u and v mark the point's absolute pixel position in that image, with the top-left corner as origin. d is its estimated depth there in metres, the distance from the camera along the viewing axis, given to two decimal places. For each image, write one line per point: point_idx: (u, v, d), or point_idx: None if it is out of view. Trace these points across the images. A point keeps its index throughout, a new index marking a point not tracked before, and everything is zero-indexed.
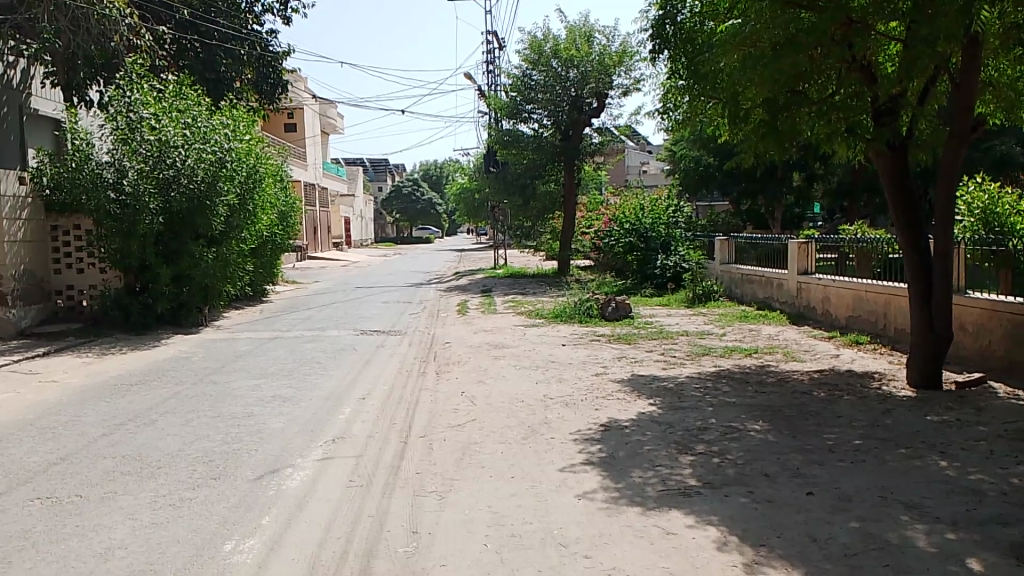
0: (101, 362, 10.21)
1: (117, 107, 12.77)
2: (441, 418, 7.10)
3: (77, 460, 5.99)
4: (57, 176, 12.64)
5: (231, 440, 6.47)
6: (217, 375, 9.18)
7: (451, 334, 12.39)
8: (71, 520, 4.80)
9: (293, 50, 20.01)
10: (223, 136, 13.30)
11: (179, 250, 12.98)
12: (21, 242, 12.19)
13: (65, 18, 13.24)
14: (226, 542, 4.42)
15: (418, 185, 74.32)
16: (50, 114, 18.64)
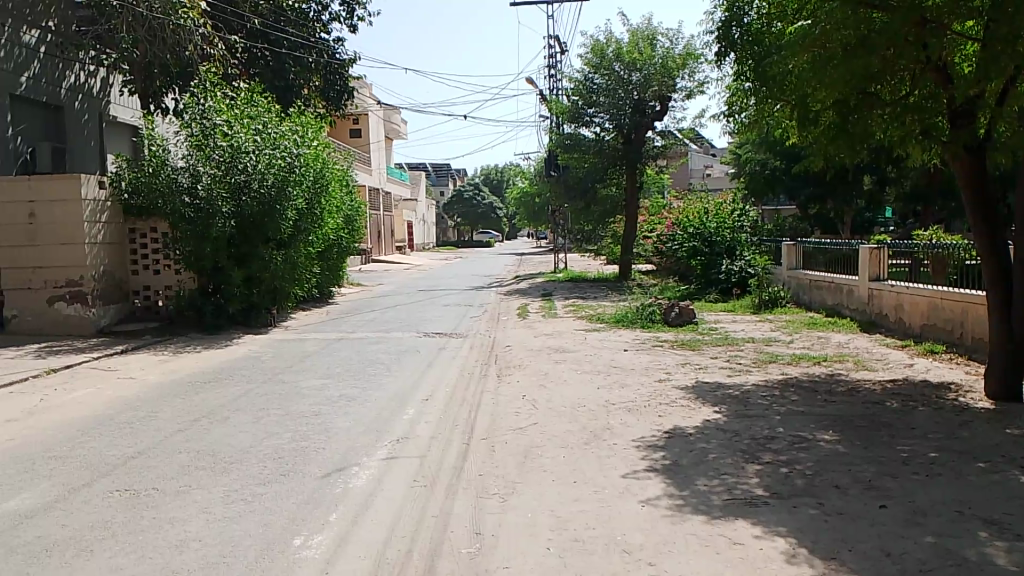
0: (176, 360, 10.57)
1: (191, 114, 13.24)
2: (504, 422, 7.13)
3: (154, 454, 6.21)
4: (135, 180, 13.16)
5: (299, 438, 6.62)
6: (285, 375, 9.41)
7: (512, 337, 12.43)
8: (149, 512, 4.98)
9: (359, 56, 20.38)
10: (292, 142, 13.64)
11: (250, 253, 13.38)
12: (102, 244, 12.68)
13: (142, 28, 13.78)
14: (295, 537, 4.53)
15: (480, 190, 74.82)
16: (128, 121, 19.50)
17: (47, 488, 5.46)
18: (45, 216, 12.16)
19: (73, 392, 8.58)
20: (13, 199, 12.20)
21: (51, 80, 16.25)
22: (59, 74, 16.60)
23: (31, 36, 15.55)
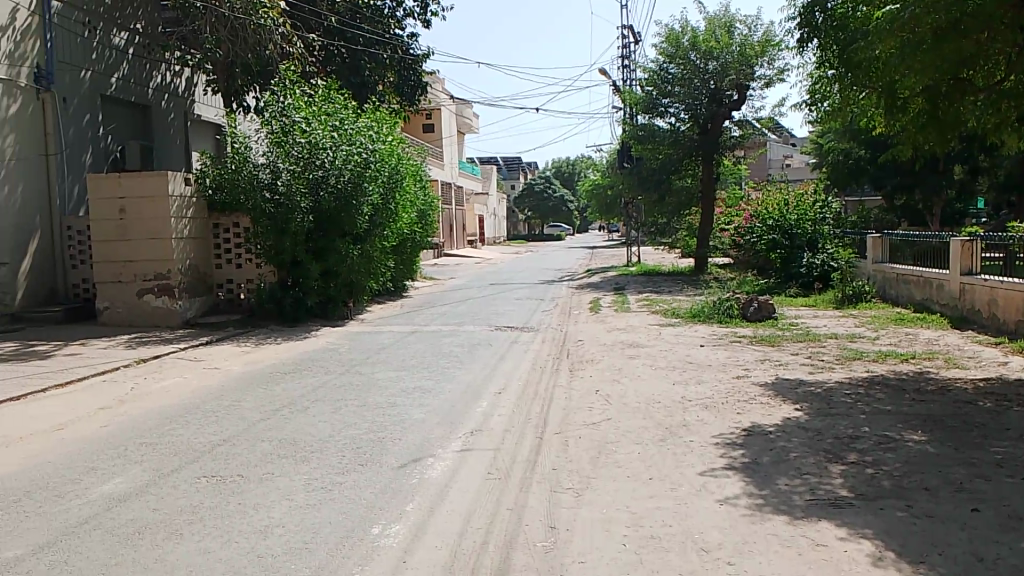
0: (257, 351, 10.89)
1: (271, 112, 13.60)
2: (577, 416, 7.10)
3: (237, 442, 6.41)
4: (219, 176, 13.61)
5: (376, 429, 6.74)
6: (361, 366, 9.58)
7: (585, 332, 12.36)
8: (234, 497, 5.15)
9: (433, 52, 20.55)
10: (368, 138, 13.90)
11: (328, 247, 13.66)
12: (188, 239, 13.16)
13: (225, 29, 14.22)
14: (373, 526, 4.60)
15: (551, 183, 74.70)
16: (212, 119, 20.18)
17: (138, 472, 5.70)
18: (135, 212, 12.70)
19: (162, 381, 8.94)
20: (106, 196, 12.78)
21: (140, 81, 16.94)
22: (147, 75, 17.29)
23: (121, 38, 16.23)
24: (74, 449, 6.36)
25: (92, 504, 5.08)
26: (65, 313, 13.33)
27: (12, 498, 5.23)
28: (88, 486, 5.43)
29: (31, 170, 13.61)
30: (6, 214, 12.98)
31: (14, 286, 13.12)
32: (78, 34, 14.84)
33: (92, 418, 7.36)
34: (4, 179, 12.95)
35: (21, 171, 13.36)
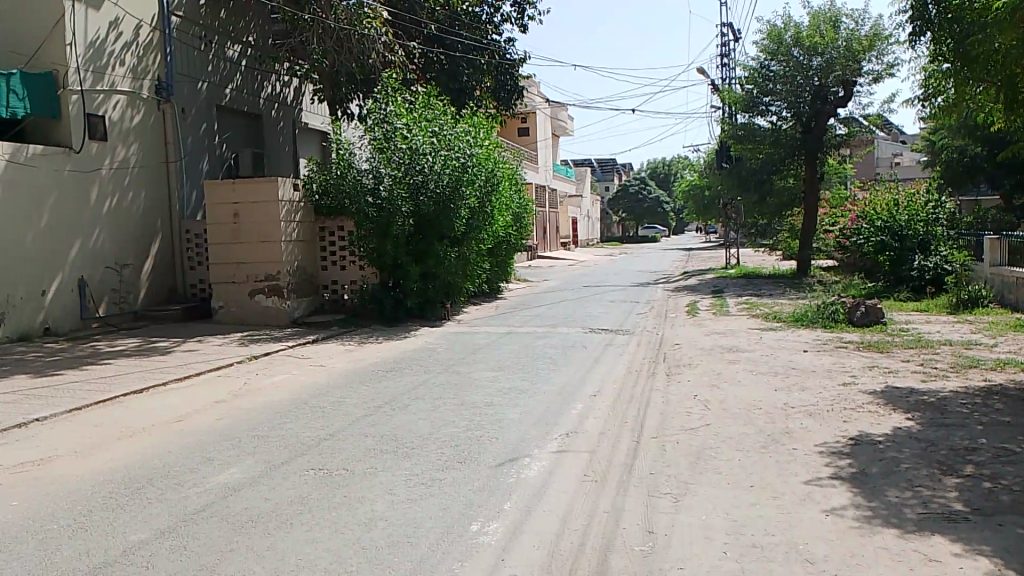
0: (359, 350, 11.27)
1: (375, 119, 14.07)
2: (675, 421, 7.03)
3: (342, 437, 6.67)
4: (325, 182, 14.25)
5: (473, 427, 6.87)
6: (458, 366, 9.77)
7: (683, 335, 12.20)
8: (340, 490, 5.36)
9: (530, 56, 20.73)
10: (466, 142, 14.14)
11: (426, 249, 13.96)
12: (296, 242, 13.73)
13: (330, 40, 14.83)
14: (472, 523, 4.71)
15: (647, 184, 73.88)
16: (317, 126, 21.01)
17: (252, 464, 6.01)
18: (247, 217, 13.37)
19: (272, 378, 9.38)
20: (221, 201, 13.52)
21: (251, 91, 17.79)
22: (258, 86, 18.14)
23: (235, 51, 17.11)
24: (193, 439, 6.77)
25: (210, 493, 5.40)
26: (182, 312, 14.14)
27: (139, 484, 5.61)
28: (207, 475, 5.76)
29: (153, 177, 14.50)
30: (130, 218, 13.88)
31: (137, 286, 14.01)
32: (196, 48, 15.76)
33: (208, 411, 7.80)
34: (130, 185, 13.86)
35: (144, 178, 14.26)
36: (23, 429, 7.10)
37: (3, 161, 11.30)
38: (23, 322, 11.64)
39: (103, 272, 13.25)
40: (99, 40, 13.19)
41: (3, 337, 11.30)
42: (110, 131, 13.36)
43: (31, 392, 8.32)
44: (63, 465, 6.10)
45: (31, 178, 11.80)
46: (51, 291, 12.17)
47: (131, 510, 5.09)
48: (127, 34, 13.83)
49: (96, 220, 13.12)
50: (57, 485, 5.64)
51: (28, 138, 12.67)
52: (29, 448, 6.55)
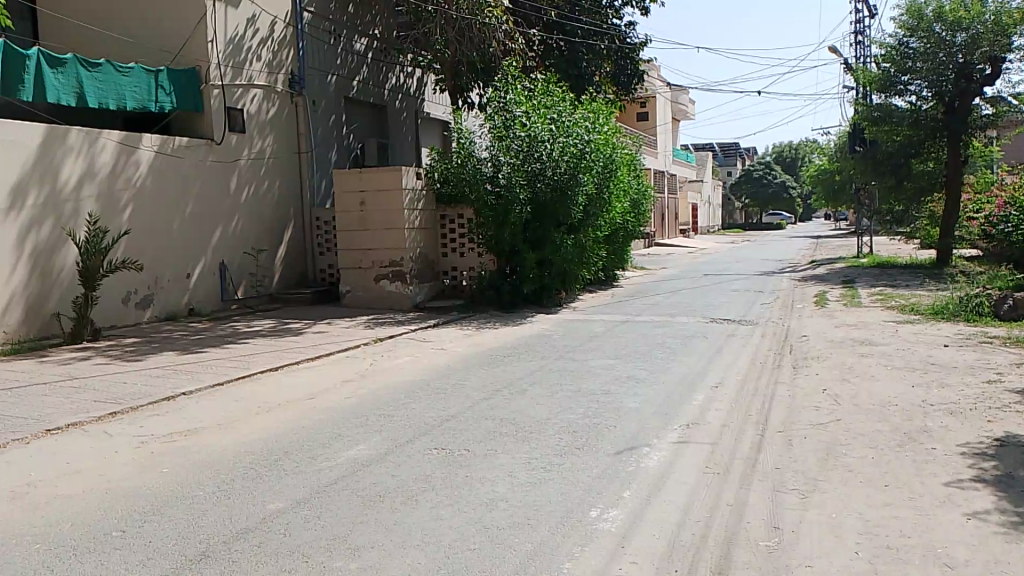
0: (478, 335, 11.49)
1: (495, 107, 14.24)
2: (803, 415, 6.81)
3: (464, 419, 6.84)
4: (445, 171, 14.49)
5: (591, 414, 6.89)
6: (576, 353, 9.82)
7: (810, 327, 11.75)
8: (462, 470, 5.51)
9: (651, 39, 20.34)
10: (584, 129, 14.07)
11: (544, 236, 14.03)
12: (418, 229, 14.12)
13: (453, 30, 15.15)
14: (592, 509, 4.73)
15: (771, 168, 71.22)
16: (439, 115, 21.47)
17: (378, 441, 6.26)
18: (373, 204, 13.87)
19: (396, 359, 9.73)
20: (349, 189, 14.08)
21: (377, 82, 18.38)
22: (383, 77, 18.72)
23: (361, 43, 17.71)
24: (324, 416, 7.12)
25: (341, 467, 5.67)
26: (313, 295, 14.83)
27: (276, 456, 5.96)
28: (337, 451, 6.05)
29: (286, 167, 15.24)
30: (266, 206, 14.67)
31: (271, 270, 14.81)
32: (326, 42, 16.42)
33: (337, 390, 8.17)
34: (265, 175, 14.63)
35: (278, 168, 15.02)
36: (172, 402, 7.67)
37: (152, 152, 12.20)
38: (170, 303, 12.55)
39: (241, 257, 14.08)
40: (237, 37, 13.96)
41: (153, 316, 12.22)
42: (247, 123, 14.15)
43: (178, 368, 8.97)
44: (207, 437, 6.55)
45: (177, 168, 12.67)
46: (195, 274, 13.05)
47: (269, 480, 5.41)
48: (263, 31, 14.58)
49: (236, 208, 13.94)
50: (205, 454, 6.07)
51: (175, 131, 13.58)
52: (178, 420, 7.08)
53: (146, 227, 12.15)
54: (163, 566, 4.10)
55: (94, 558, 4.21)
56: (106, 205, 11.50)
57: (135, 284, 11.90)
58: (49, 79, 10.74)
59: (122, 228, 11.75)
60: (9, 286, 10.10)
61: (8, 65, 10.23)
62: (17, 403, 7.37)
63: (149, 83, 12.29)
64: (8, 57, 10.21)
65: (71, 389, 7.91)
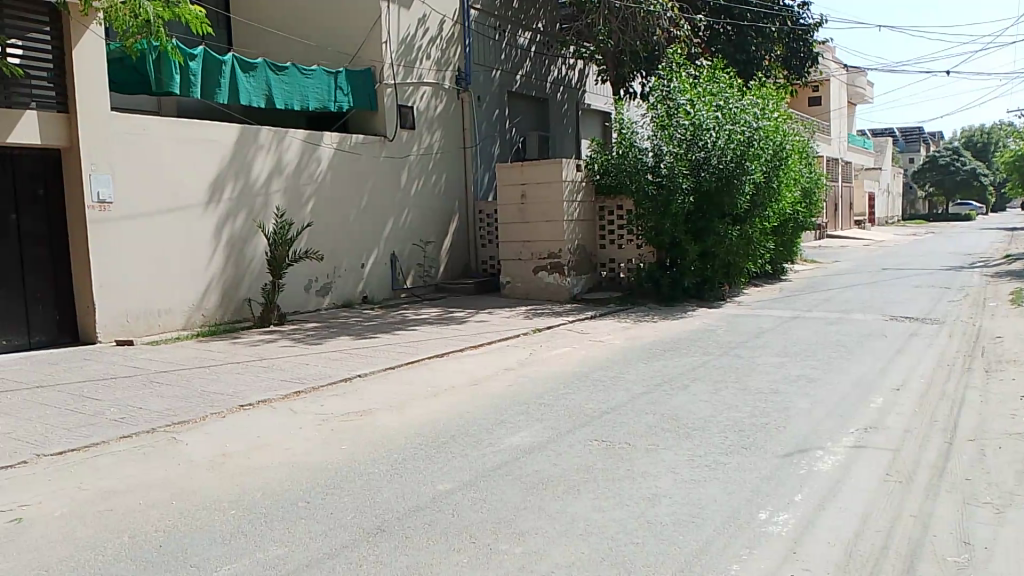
0: (637, 328, 11.37)
1: (659, 96, 14.02)
2: (998, 424, 6.21)
3: (623, 412, 6.79)
4: (605, 162, 14.51)
5: (759, 414, 6.63)
6: (741, 350, 9.48)
7: (1005, 327, 10.70)
8: (624, 463, 5.48)
9: (827, 19, 19.21)
10: (753, 115, 13.50)
11: (708, 227, 13.61)
12: (577, 221, 14.16)
13: (616, 20, 15.13)
14: (760, 511, 4.57)
15: (960, 154, 65.25)
16: (600, 107, 21.41)
17: (540, 430, 6.35)
18: (535, 196, 14.07)
19: (556, 350, 9.82)
20: (511, 182, 14.37)
21: (540, 76, 18.61)
22: (546, 70, 18.91)
23: (526, 38, 17.98)
24: (488, 402, 7.32)
25: (504, 453, 5.80)
26: (475, 286, 15.25)
27: (443, 439, 6.19)
28: (500, 437, 6.19)
29: (452, 161, 15.75)
30: (433, 199, 15.23)
31: (438, 261, 15.38)
32: (491, 38, 16.81)
33: (497, 378, 8.38)
34: (433, 169, 15.19)
35: (445, 162, 15.55)
36: (347, 383, 8.15)
37: (332, 149, 13.00)
38: (346, 291, 13.34)
39: (410, 248, 14.71)
40: (410, 37, 14.57)
41: (331, 303, 13.04)
42: (417, 119, 14.75)
43: (353, 351, 9.53)
44: (379, 418, 6.91)
45: (354, 164, 13.42)
46: (369, 263, 13.78)
47: (437, 461, 5.64)
48: (432, 30, 15.14)
49: (406, 202, 14.56)
50: (377, 434, 6.41)
51: (351, 129, 14.39)
52: (353, 401, 7.52)
53: (326, 220, 12.96)
54: (343, 536, 4.37)
55: (282, 525, 4.56)
56: (292, 199, 12.38)
57: (316, 273, 12.74)
58: (242, 83, 11.68)
59: (305, 220, 12.60)
60: (208, 273, 11.10)
61: (209, 70, 11.21)
62: (215, 380, 8.12)
63: (329, 83, 13.07)
64: (208, 64, 11.19)
65: (260, 368, 8.60)
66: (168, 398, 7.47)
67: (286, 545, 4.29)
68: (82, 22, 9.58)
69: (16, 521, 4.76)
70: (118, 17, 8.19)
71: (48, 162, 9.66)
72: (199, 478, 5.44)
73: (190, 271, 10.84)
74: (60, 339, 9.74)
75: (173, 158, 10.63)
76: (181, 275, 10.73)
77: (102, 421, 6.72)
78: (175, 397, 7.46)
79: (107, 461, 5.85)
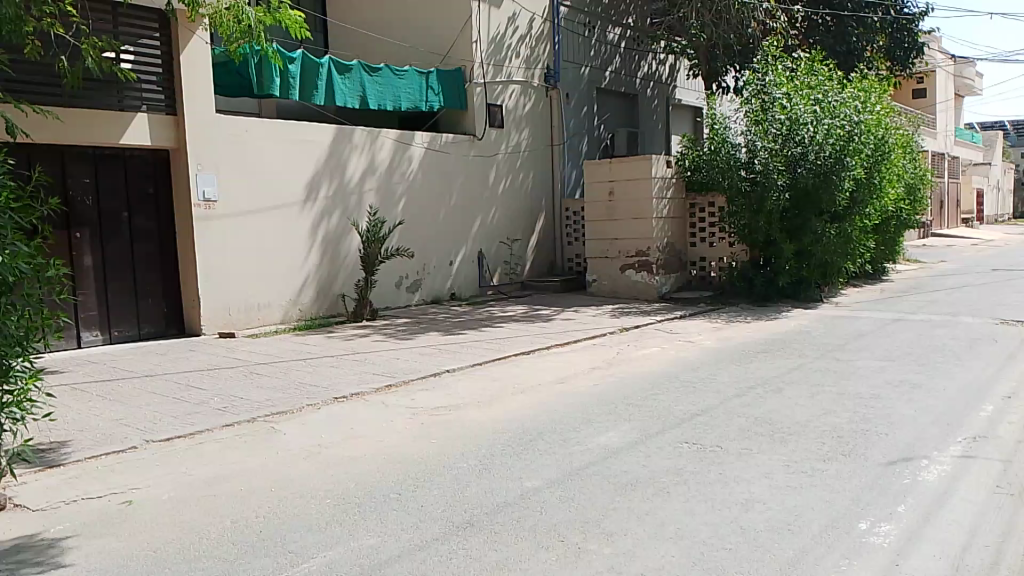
0: (729, 329, 11.10)
1: (753, 89, 13.66)
2: None
3: (715, 415, 6.64)
4: (697, 158, 14.28)
5: (859, 420, 6.37)
6: (839, 353, 9.13)
7: None
8: (716, 467, 5.36)
9: (934, 7, 18.29)
10: (853, 109, 13.00)
11: (804, 225, 13.18)
12: (666, 219, 13.95)
13: (709, 13, 14.70)
14: (860, 521, 4.39)
15: None
16: (691, 102, 21.03)
17: (629, 430, 6.28)
18: (623, 194, 13.94)
19: (644, 349, 9.70)
20: (599, 179, 14.28)
21: (629, 71, 18.44)
22: (635, 66, 18.72)
23: (616, 34, 17.83)
24: (575, 401, 7.29)
25: (592, 452, 5.76)
26: (562, 283, 15.22)
27: (531, 437, 6.21)
28: (588, 436, 6.16)
29: (540, 159, 15.77)
30: (521, 197, 15.30)
31: (524, 259, 15.43)
32: (581, 35, 16.75)
33: (584, 376, 8.34)
34: (521, 167, 15.26)
35: (533, 160, 15.58)
36: (436, 378, 8.27)
37: (423, 148, 13.21)
38: (436, 287, 13.55)
39: (497, 246, 14.82)
40: (500, 35, 14.65)
41: (421, 299, 13.27)
42: (506, 118, 14.82)
43: (442, 347, 9.65)
44: (467, 413, 6.98)
45: (444, 162, 13.60)
46: (457, 261, 13.95)
47: (525, 459, 5.65)
48: (522, 28, 15.17)
49: (493, 200, 14.67)
50: (467, 429, 6.48)
51: (442, 128, 14.59)
52: (442, 395, 7.62)
53: (416, 218, 13.18)
54: (434, 529, 4.44)
55: (374, 516, 4.66)
56: (384, 198, 12.64)
57: (406, 270, 12.99)
58: (337, 84, 12.00)
59: (397, 218, 12.85)
60: (305, 270, 11.46)
61: (307, 74, 11.56)
62: (311, 372, 8.38)
63: (420, 84, 13.28)
64: (306, 66, 11.55)
65: (353, 362, 8.83)
66: (268, 389, 7.75)
67: (378, 535, 4.38)
68: (190, 28, 10.03)
69: (127, 503, 5.04)
70: (223, 22, 8.57)
71: (158, 163, 10.16)
72: (296, 467, 5.63)
73: (288, 268, 11.23)
74: (168, 332, 10.25)
75: (272, 159, 11.02)
76: (279, 272, 11.12)
77: (207, 410, 7.02)
78: (273, 388, 7.74)
79: (211, 448, 6.12)
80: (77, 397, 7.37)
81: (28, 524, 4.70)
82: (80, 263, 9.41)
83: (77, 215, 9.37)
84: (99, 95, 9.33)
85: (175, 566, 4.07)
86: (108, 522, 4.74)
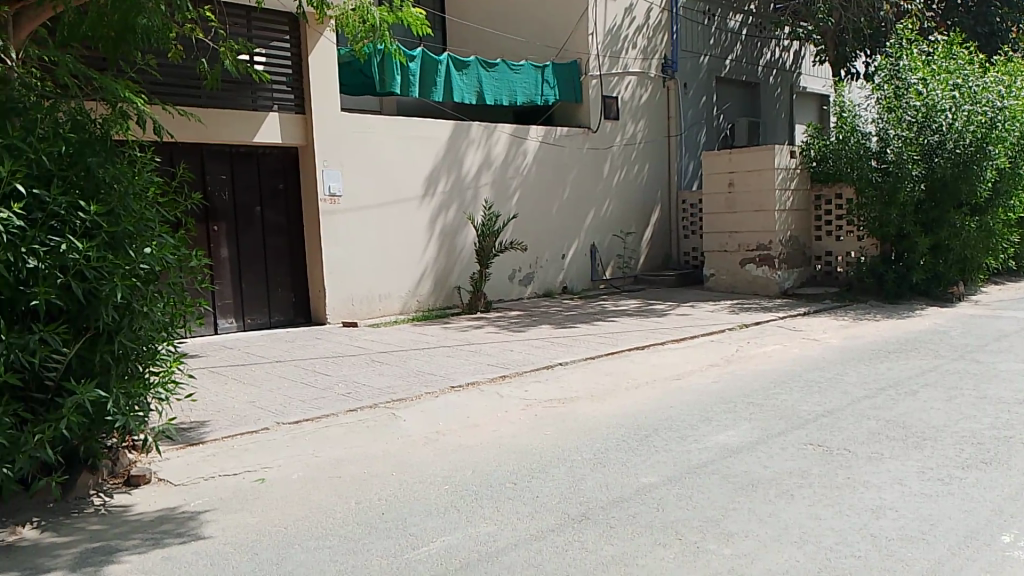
0: (857, 326, 10.60)
1: (885, 75, 12.89)
2: None
3: (842, 416, 6.36)
4: (823, 148, 13.67)
5: (1001, 426, 5.95)
6: (979, 354, 8.55)
7: None
8: (843, 470, 5.14)
9: None
10: (996, 94, 12.09)
11: (941, 219, 12.47)
12: (789, 211, 13.44)
13: None
14: (1003, 533, 4.10)
15: None
16: (817, 90, 20.17)
17: (749, 429, 6.11)
18: (744, 185, 13.59)
19: (764, 347, 9.40)
20: (718, 171, 13.95)
21: (750, 60, 17.89)
22: (757, 53, 18.15)
23: (736, 21, 17.30)
24: (691, 397, 7.16)
25: (711, 450, 5.65)
26: (677, 278, 14.93)
27: (647, 432, 6.15)
28: (706, 434, 6.03)
29: (656, 151, 15.54)
30: (635, 190, 15.12)
31: (638, 252, 15.25)
32: (700, 23, 16.36)
33: (701, 372, 8.17)
34: (636, 159, 15.08)
35: (648, 152, 15.38)
36: (550, 370, 8.32)
37: (537, 142, 13.27)
38: (549, 280, 13.60)
39: (611, 239, 14.71)
40: (617, 26, 14.48)
41: (533, 292, 13.36)
42: (622, 110, 14.69)
43: (557, 340, 9.69)
44: (582, 406, 6.98)
45: (558, 155, 13.62)
46: (570, 254, 13.95)
47: (641, 454, 5.61)
48: (639, 18, 14.93)
49: (607, 193, 14.57)
50: (583, 422, 6.49)
51: (557, 122, 14.62)
52: (557, 388, 7.64)
53: (531, 211, 13.27)
54: (550, 520, 4.46)
55: (492, 504, 4.73)
56: (499, 191, 12.79)
57: (519, 263, 13.11)
58: (455, 81, 12.23)
59: (511, 212, 12.98)
60: (423, 263, 11.74)
61: (427, 71, 11.85)
62: (429, 362, 8.59)
63: (536, 78, 13.32)
64: (426, 64, 11.83)
65: (469, 353, 8.99)
66: (388, 376, 8.02)
67: (494, 524, 4.44)
68: (318, 29, 10.46)
69: (260, 481, 5.33)
70: (348, 23, 8.90)
71: (287, 160, 10.65)
72: (416, 453, 5.79)
73: (407, 261, 11.53)
74: (295, 320, 10.76)
75: (392, 154, 11.34)
76: (399, 264, 11.44)
77: (333, 395, 7.33)
78: (393, 377, 7.99)
79: (336, 431, 6.38)
80: (215, 379, 7.86)
81: (171, 497, 5.05)
82: (218, 254, 10.01)
83: (215, 210, 9.96)
84: (234, 96, 9.87)
85: (304, 543, 4.28)
86: (243, 498, 5.02)
